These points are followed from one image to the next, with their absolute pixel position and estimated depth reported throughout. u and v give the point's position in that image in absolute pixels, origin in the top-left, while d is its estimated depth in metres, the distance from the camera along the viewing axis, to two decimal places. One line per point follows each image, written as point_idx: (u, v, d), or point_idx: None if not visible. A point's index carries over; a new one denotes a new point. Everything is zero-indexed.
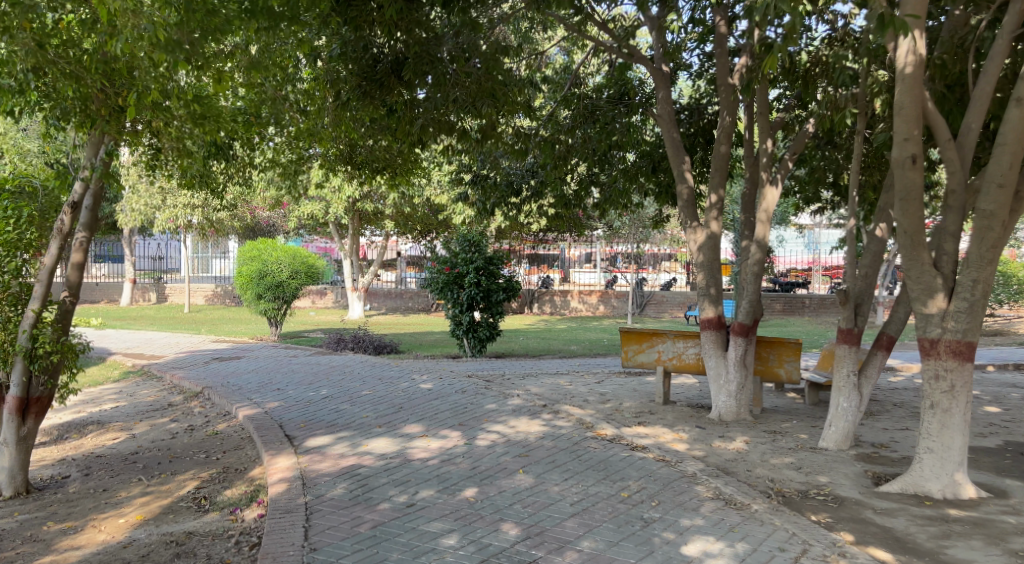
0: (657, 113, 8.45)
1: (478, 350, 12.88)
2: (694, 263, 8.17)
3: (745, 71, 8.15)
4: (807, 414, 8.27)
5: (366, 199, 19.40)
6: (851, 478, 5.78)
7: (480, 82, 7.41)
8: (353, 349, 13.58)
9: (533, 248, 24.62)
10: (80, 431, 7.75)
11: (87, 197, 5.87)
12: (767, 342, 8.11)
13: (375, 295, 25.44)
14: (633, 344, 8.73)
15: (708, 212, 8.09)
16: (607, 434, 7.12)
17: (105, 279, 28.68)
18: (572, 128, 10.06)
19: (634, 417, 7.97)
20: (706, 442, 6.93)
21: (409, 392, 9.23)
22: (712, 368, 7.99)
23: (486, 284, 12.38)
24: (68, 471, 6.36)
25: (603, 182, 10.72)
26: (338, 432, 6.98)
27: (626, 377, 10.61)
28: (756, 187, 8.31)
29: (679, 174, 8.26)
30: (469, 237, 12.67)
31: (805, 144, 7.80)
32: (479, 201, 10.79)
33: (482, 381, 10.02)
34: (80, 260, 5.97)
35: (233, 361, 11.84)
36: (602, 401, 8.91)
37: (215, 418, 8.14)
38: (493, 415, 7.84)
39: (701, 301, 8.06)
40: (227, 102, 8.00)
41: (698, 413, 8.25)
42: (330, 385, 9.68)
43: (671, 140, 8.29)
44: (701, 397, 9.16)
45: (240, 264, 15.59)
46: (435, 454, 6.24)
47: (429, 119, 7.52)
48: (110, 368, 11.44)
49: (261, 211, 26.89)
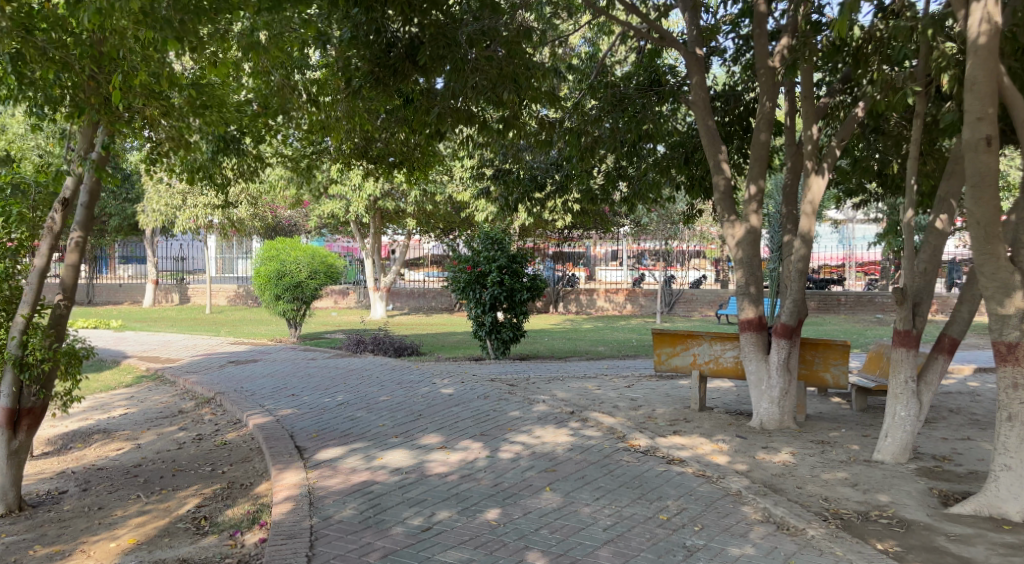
0: (691, 100, 7.90)
1: (502, 351, 12.39)
2: (733, 260, 7.59)
3: (786, 53, 7.55)
4: (857, 421, 7.65)
5: (387, 198, 19.08)
6: (916, 497, 5.18)
7: (502, 67, 6.89)
8: (373, 351, 13.17)
9: (558, 246, 24.14)
10: (85, 441, 7.41)
11: (82, 194, 5.47)
12: (811, 344, 7.53)
13: (398, 295, 25.07)
14: (667, 346, 8.19)
15: (746, 205, 7.53)
16: (640, 446, 6.59)
17: (130, 280, 28.73)
18: (600, 117, 9.43)
19: (668, 426, 7.43)
20: (748, 454, 6.37)
21: (428, 397, 8.76)
22: (753, 372, 7.43)
23: (510, 283, 11.90)
24: (65, 487, 5.97)
25: (632, 176, 10.19)
26: (351, 443, 6.53)
27: (657, 381, 10.05)
28: (798, 178, 7.69)
29: (715, 165, 7.69)
30: (491, 234, 12.18)
31: (854, 131, 7.15)
32: (501, 197, 10.30)
33: (505, 386, 9.52)
34: (74, 260, 5.60)
35: (249, 364, 11.49)
36: (633, 407, 8.37)
37: (225, 426, 7.74)
38: (517, 423, 7.35)
39: (740, 301, 7.50)
40: (235, 96, 7.62)
41: (737, 421, 7.68)
42: (347, 390, 9.24)
43: (706, 128, 7.71)
44: (739, 402, 8.58)
45: (259, 264, 15.28)
46: (455, 468, 5.75)
47: (447, 107, 7.03)
48: (124, 372, 11.15)
49: (283, 210, 26.66)
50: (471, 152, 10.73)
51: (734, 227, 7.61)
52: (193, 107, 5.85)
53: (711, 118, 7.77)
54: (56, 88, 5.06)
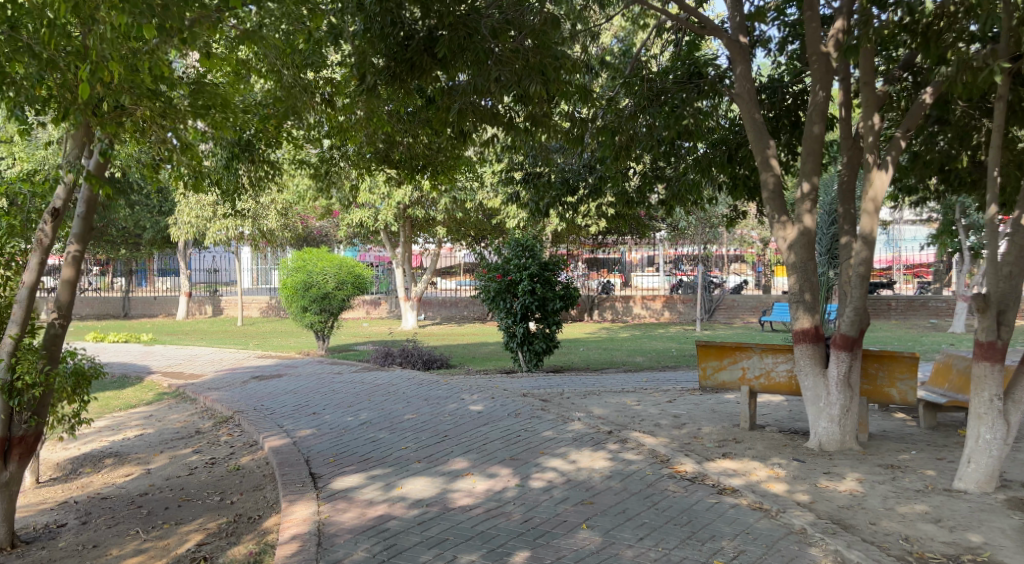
0: (735, 92, 7.26)
1: (535, 364, 11.80)
2: (786, 264, 6.92)
3: (841, 38, 6.90)
4: (926, 441, 6.91)
5: (418, 206, 18.81)
6: (1013, 536, 4.47)
7: (528, 58, 6.33)
8: (401, 363, 12.68)
9: (593, 252, 23.53)
10: (95, 466, 7.02)
11: (81, 205, 5.27)
12: (874, 357, 6.82)
13: (430, 304, 24.63)
14: (713, 360, 7.58)
15: (799, 203, 6.83)
16: (686, 472, 5.96)
17: (165, 294, 28.90)
18: (636, 113, 8.86)
19: (717, 448, 6.77)
20: (809, 481, 5.69)
21: (456, 415, 8.22)
22: (809, 388, 6.76)
23: (542, 291, 11.33)
24: (64, 520, 5.55)
25: (670, 176, 9.62)
26: (370, 470, 6.01)
27: (701, 395, 9.38)
28: (856, 174, 6.99)
29: (762, 161, 7.03)
30: (522, 241, 11.63)
31: (921, 119, 6.43)
32: (532, 202, 9.83)
33: (538, 401, 8.93)
34: (71, 275, 5.26)
35: (273, 380, 11.07)
36: (676, 425, 7.72)
37: (241, 449, 7.29)
38: (550, 445, 6.76)
39: (794, 309, 6.83)
40: (245, 98, 7.23)
41: (793, 441, 6.98)
42: (371, 408, 8.75)
43: (751, 120, 7.06)
44: (793, 420, 7.88)
45: (286, 275, 14.97)
46: (481, 501, 5.18)
47: (468, 104, 6.52)
48: (146, 390, 10.80)
49: (314, 220, 26.50)
50: (500, 155, 10.22)
51: (785, 229, 6.95)
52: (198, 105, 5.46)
53: (757, 111, 7.12)
54: (43, 85, 4.65)
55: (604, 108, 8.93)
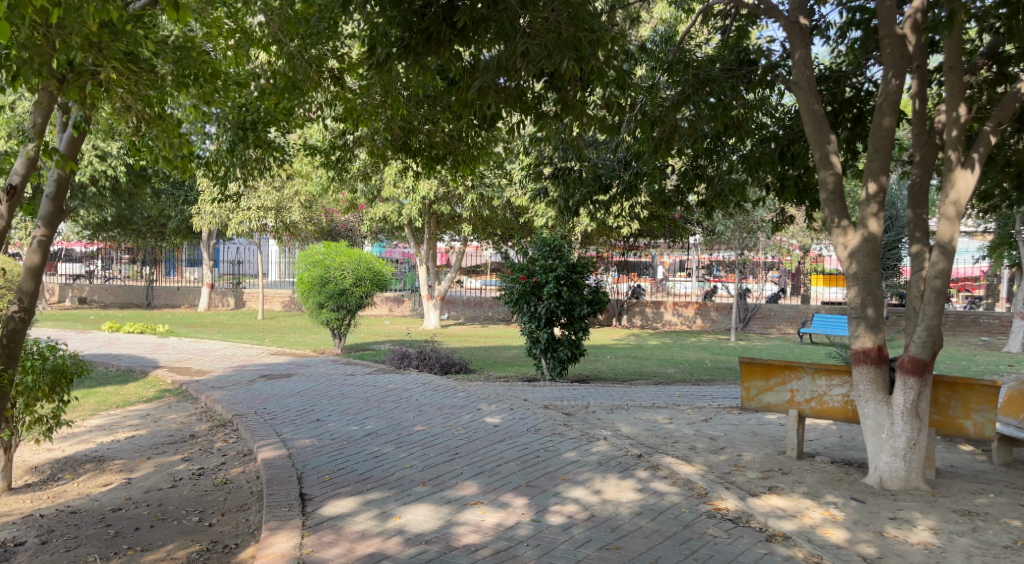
0: (793, 79, 6.45)
1: (558, 372, 11.06)
2: (845, 275, 6.08)
3: (920, 20, 6.15)
4: (1004, 482, 6.04)
5: (444, 202, 18.30)
6: None
7: (561, 32, 5.54)
8: (418, 367, 11.97)
9: (623, 255, 22.69)
10: (75, 472, 6.47)
11: (51, 185, 4.76)
12: (947, 384, 5.98)
13: (453, 304, 24.08)
14: (758, 380, 6.77)
15: (864, 207, 6.00)
16: (727, 511, 5.18)
17: (189, 284, 28.69)
18: (680, 103, 8.09)
19: (761, 481, 5.97)
20: (873, 529, 4.88)
21: (470, 428, 7.52)
22: (870, 417, 5.92)
23: (568, 295, 10.59)
24: (23, 537, 4.91)
25: (712, 176, 8.85)
26: (366, 493, 5.31)
27: (741, 416, 8.56)
28: (931, 174, 6.17)
29: (822, 158, 6.20)
30: (549, 240, 10.92)
31: (1014, 112, 5.64)
32: (561, 199, 9.13)
33: (561, 416, 8.19)
34: (36, 262, 4.68)
35: (281, 379, 10.49)
36: (714, 450, 6.95)
37: (232, 459, 6.65)
38: (572, 470, 6.01)
39: (854, 326, 6.00)
40: (246, 73, 6.60)
41: (848, 475, 6.16)
42: (378, 416, 8.08)
43: (809, 111, 6.25)
44: (846, 449, 7.04)
45: (302, 270, 14.41)
46: (490, 539, 4.47)
47: (489, 83, 5.70)
48: (148, 386, 10.29)
49: (338, 214, 26.06)
50: (528, 147, 9.46)
51: (846, 235, 6.11)
52: (177, 72, 4.83)
53: (817, 102, 6.29)
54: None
55: (643, 98, 8.19)
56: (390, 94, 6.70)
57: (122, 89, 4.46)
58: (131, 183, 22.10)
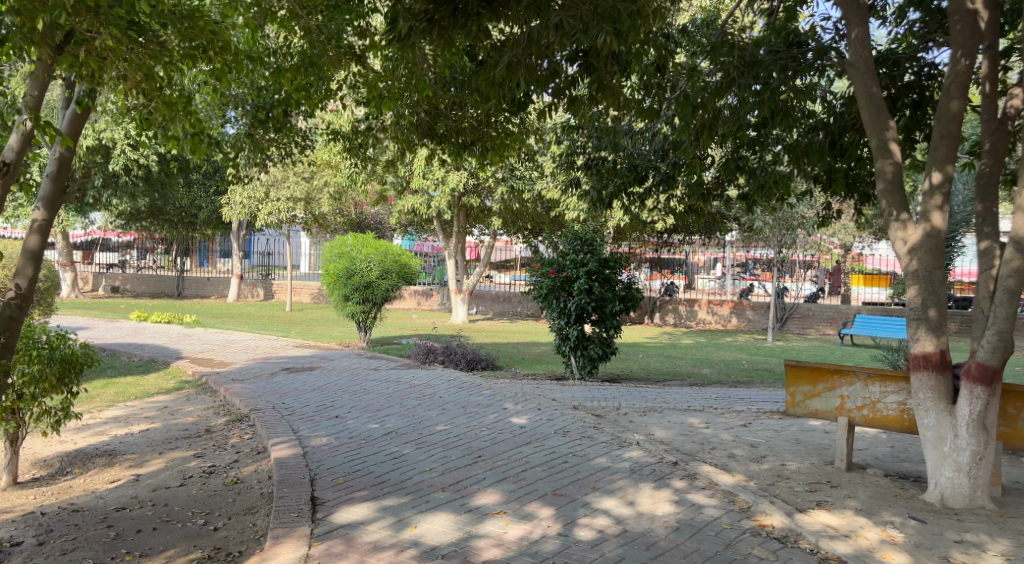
0: (849, 61, 5.92)
1: (588, 371, 10.64)
2: (905, 273, 5.56)
3: None
4: None
5: (474, 194, 17.95)
6: None
7: (598, 2, 5.11)
8: (443, 362, 11.61)
9: (656, 251, 22.16)
10: (84, 467, 6.24)
11: (52, 164, 4.49)
12: (1017, 394, 5.46)
13: (482, 299, 23.77)
14: (805, 384, 6.45)
15: (926, 199, 5.49)
16: (772, 529, 4.72)
17: (221, 274, 28.81)
18: (724, 87, 7.60)
19: (809, 494, 5.50)
20: (938, 554, 4.39)
21: (495, 429, 7.14)
22: (931, 428, 5.40)
23: (600, 292, 10.15)
24: (20, 537, 4.63)
25: (754, 167, 8.35)
26: (381, 499, 4.96)
27: (782, 422, 8.07)
28: (1002, 164, 5.61)
29: (879, 146, 5.68)
30: (581, 234, 10.47)
31: None
32: (594, 190, 8.69)
33: (592, 417, 7.77)
34: (34, 246, 4.39)
35: (303, 373, 10.22)
36: (755, 459, 6.48)
37: (246, 456, 6.35)
38: (603, 478, 5.60)
39: (914, 329, 5.49)
40: (262, 49, 6.25)
41: (905, 491, 5.65)
42: (399, 414, 7.74)
43: (867, 95, 5.73)
44: (900, 461, 6.52)
45: (327, 262, 14.11)
46: (512, 554, 4.08)
47: (518, 57, 5.29)
48: (169, 377, 10.09)
49: (368, 207, 25.86)
50: (561, 136, 9.04)
51: (906, 229, 5.59)
52: (184, 43, 4.54)
53: (876, 85, 5.76)
54: None
55: (684, 81, 7.71)
56: (414, 74, 6.33)
57: (120, 58, 4.17)
58: (163, 173, 22.12)
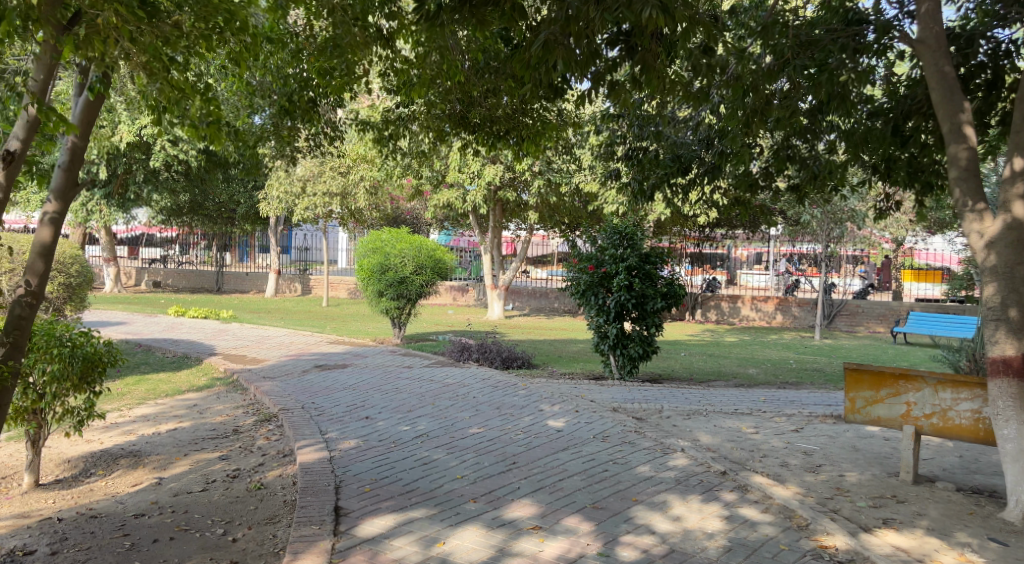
0: (917, 37, 5.41)
1: (628, 371, 10.22)
2: (982, 269, 5.04)
3: None
4: None
5: (510, 188, 17.62)
6: None
7: None
8: (478, 360, 11.29)
9: (698, 246, 21.56)
10: (108, 468, 6.06)
11: (64, 154, 4.21)
12: None
13: (519, 295, 23.41)
14: (866, 390, 5.84)
15: (1007, 187, 4.98)
16: (835, 551, 4.28)
17: (260, 269, 28.95)
18: (776, 70, 7.11)
19: (873, 511, 5.03)
20: None
21: (531, 433, 6.78)
22: (1011, 439, 4.89)
23: (640, 288, 9.72)
24: (33, 546, 4.42)
25: (807, 156, 7.83)
26: (408, 511, 4.64)
27: (837, 428, 7.54)
28: None
29: (952, 129, 5.17)
30: (621, 228, 10.03)
31: None
32: (634, 182, 8.25)
33: (633, 421, 7.36)
34: (45, 241, 4.14)
35: (335, 370, 9.98)
36: (810, 469, 6.01)
37: (272, 460, 6.10)
38: (646, 489, 5.20)
39: (992, 330, 4.98)
40: (287, 36, 5.98)
41: (981, 508, 5.12)
42: (432, 415, 7.42)
43: (938, 74, 5.22)
44: (971, 474, 5.98)
45: (361, 257, 13.89)
46: None
47: (555, 34, 4.90)
48: (201, 374, 9.95)
49: (404, 202, 25.71)
50: (600, 125, 8.63)
51: (983, 221, 5.08)
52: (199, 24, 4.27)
53: (949, 63, 5.24)
54: None
55: (732, 63, 7.24)
56: (446, 58, 6.00)
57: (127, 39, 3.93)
58: (203, 169, 22.20)
